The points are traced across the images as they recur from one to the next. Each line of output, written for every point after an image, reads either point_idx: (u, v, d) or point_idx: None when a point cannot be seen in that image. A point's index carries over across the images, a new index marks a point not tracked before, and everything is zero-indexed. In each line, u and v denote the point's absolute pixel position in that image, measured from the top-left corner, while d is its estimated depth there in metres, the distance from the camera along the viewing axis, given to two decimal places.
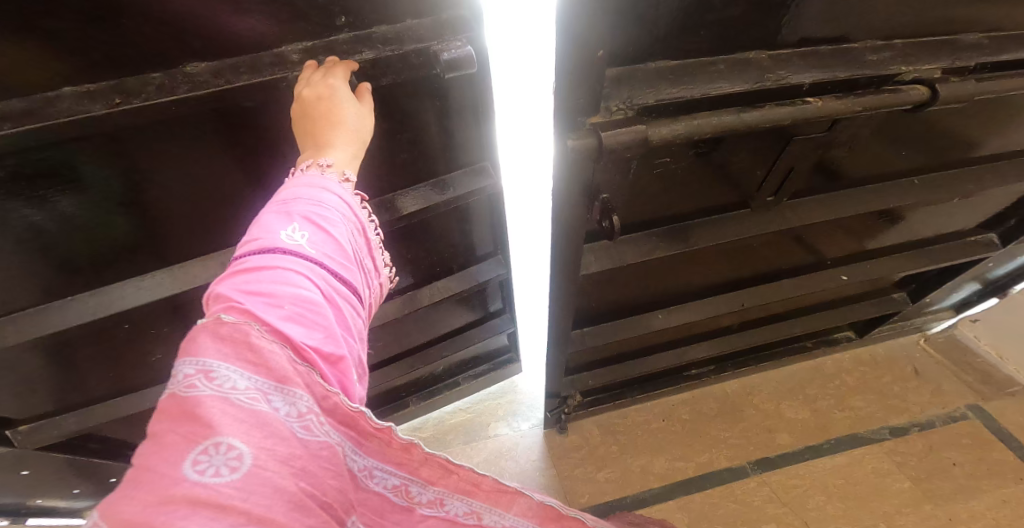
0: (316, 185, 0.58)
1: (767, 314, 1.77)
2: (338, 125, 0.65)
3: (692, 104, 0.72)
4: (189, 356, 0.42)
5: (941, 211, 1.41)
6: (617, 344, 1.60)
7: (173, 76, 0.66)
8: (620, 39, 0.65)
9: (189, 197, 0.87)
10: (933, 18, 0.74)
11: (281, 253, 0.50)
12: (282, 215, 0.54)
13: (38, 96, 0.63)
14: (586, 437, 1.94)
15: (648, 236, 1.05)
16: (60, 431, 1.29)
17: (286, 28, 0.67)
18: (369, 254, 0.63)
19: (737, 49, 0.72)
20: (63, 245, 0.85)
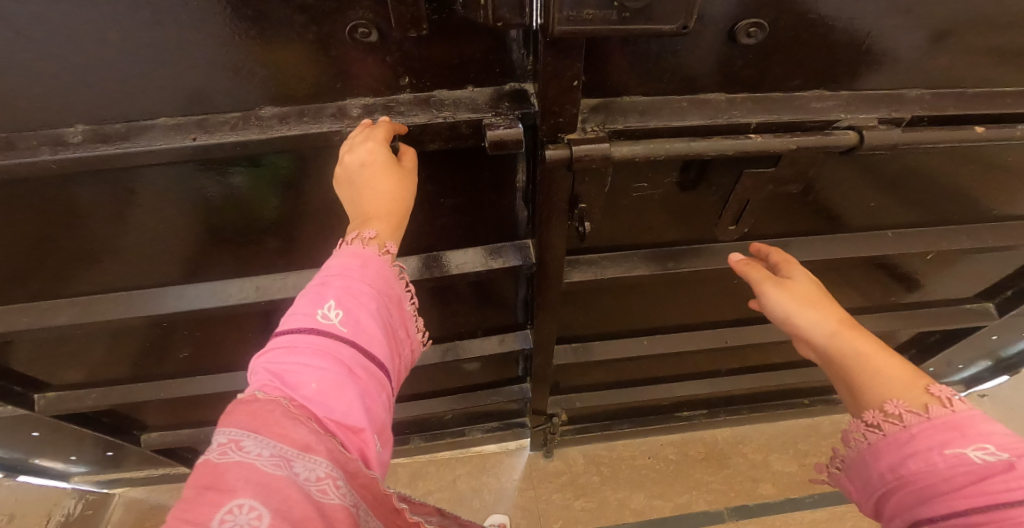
0: (355, 259, 0.64)
1: (768, 362, 1.71)
2: (378, 194, 0.68)
3: (654, 132, 0.79)
4: (224, 428, 0.46)
5: (942, 276, 1.39)
6: (604, 370, 1.59)
7: (248, 117, 0.76)
8: (596, 72, 0.75)
9: (233, 219, 0.94)
10: (882, 77, 0.82)
11: (315, 331, 0.56)
12: (321, 293, 0.59)
13: (136, 123, 0.75)
14: (570, 463, 1.96)
15: (629, 256, 1.06)
16: (79, 404, 1.34)
17: (345, 85, 0.75)
18: (405, 326, 0.67)
19: (698, 90, 0.79)
20: (121, 245, 0.95)
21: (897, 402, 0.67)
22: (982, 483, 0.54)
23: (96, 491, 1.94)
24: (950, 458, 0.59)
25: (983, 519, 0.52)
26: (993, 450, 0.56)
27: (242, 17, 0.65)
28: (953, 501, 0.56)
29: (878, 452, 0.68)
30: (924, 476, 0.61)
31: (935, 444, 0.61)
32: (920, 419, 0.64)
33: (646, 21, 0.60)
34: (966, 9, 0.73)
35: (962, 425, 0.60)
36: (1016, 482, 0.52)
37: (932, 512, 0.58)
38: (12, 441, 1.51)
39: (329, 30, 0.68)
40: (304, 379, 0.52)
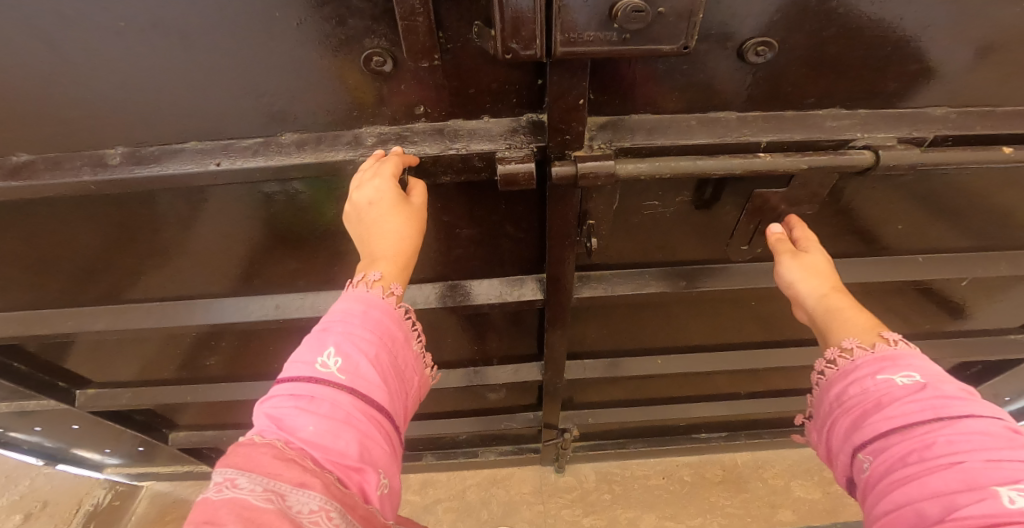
0: (359, 303, 0.63)
1: (792, 387, 1.65)
2: (387, 235, 0.68)
3: (661, 151, 0.78)
4: (223, 466, 0.47)
5: (984, 305, 1.31)
6: (620, 390, 1.55)
7: (269, 143, 0.77)
8: (604, 89, 0.75)
9: (252, 239, 0.95)
10: (902, 95, 0.79)
11: (313, 380, 0.55)
12: (322, 339, 0.59)
13: (168, 146, 0.78)
14: (581, 479, 1.94)
15: (640, 274, 1.04)
16: (114, 402, 1.35)
17: (360, 112, 0.76)
18: (411, 367, 0.65)
19: (710, 109, 0.79)
20: (149, 259, 0.98)
21: (851, 339, 0.71)
22: (901, 405, 0.57)
23: (126, 483, 2.00)
24: (880, 385, 0.62)
25: (897, 437, 0.55)
26: (918, 377, 0.60)
27: (263, 45, 0.67)
28: (875, 422, 0.59)
29: (824, 386, 0.71)
30: (855, 401, 0.64)
31: (870, 372, 0.65)
32: (865, 353, 0.68)
33: (647, 42, 0.61)
34: (994, 26, 0.70)
35: (897, 357, 0.64)
36: (931, 404, 0.56)
37: (857, 436, 0.61)
38: (51, 432, 1.60)
39: (347, 59, 0.69)
40: (302, 422, 0.53)
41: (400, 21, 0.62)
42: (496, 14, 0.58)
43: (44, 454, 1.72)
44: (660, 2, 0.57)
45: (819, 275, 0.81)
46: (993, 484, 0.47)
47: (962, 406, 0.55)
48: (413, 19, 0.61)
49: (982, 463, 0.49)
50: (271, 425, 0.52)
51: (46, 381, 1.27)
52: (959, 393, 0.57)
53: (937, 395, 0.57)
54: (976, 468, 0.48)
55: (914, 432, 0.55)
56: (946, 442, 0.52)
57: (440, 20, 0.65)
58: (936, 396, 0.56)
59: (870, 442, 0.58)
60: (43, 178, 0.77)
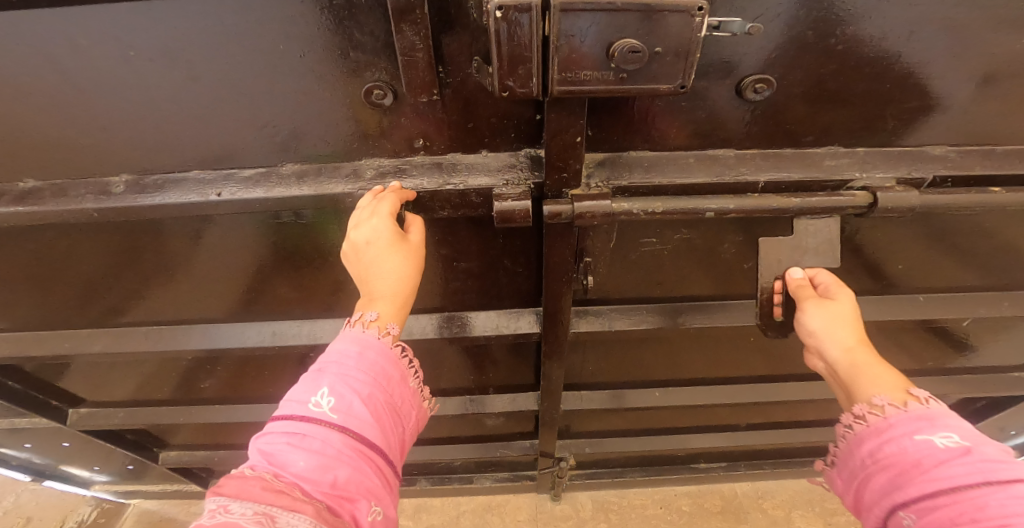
0: (354, 344, 0.62)
1: (793, 419, 1.62)
2: (385, 274, 0.68)
3: (659, 189, 0.79)
4: (215, 495, 0.47)
5: (988, 341, 1.30)
6: (618, 419, 1.53)
7: (270, 173, 0.78)
8: (603, 125, 0.75)
9: (251, 266, 0.95)
10: (899, 133, 0.80)
11: (306, 419, 0.55)
12: (316, 379, 0.58)
13: (171, 175, 0.78)
14: (578, 508, 1.91)
15: (638, 308, 1.03)
16: (107, 422, 1.34)
17: (362, 144, 0.76)
18: (408, 405, 0.64)
19: (708, 146, 0.79)
20: (148, 282, 0.98)
21: (881, 396, 0.65)
22: (946, 468, 0.52)
23: (112, 500, 1.97)
24: (917, 444, 0.57)
25: (947, 503, 0.51)
26: (960, 439, 0.54)
27: (268, 76, 0.68)
28: (918, 485, 0.53)
29: (851, 439, 0.65)
30: (890, 458, 0.59)
31: (906, 432, 0.59)
32: (898, 411, 0.62)
33: (646, 81, 0.61)
34: (988, 66, 0.72)
35: (932, 416, 0.58)
36: (978, 468, 0.51)
37: (896, 497, 0.56)
38: (41, 448, 1.57)
39: (349, 92, 0.70)
40: (292, 458, 0.52)
41: (400, 56, 0.63)
42: (493, 52, 0.58)
43: (31, 469, 1.67)
44: (657, 42, 0.58)
45: (839, 329, 0.75)
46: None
47: (1010, 469, 0.50)
48: (413, 55, 0.62)
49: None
50: (262, 460, 0.52)
51: (41, 400, 1.26)
52: (1003, 452, 0.52)
53: (983, 459, 0.52)
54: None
55: (966, 500, 0.50)
56: (1000, 506, 0.48)
57: (440, 56, 0.66)
58: (983, 459, 0.52)
59: (913, 504, 0.53)
60: (48, 205, 0.77)
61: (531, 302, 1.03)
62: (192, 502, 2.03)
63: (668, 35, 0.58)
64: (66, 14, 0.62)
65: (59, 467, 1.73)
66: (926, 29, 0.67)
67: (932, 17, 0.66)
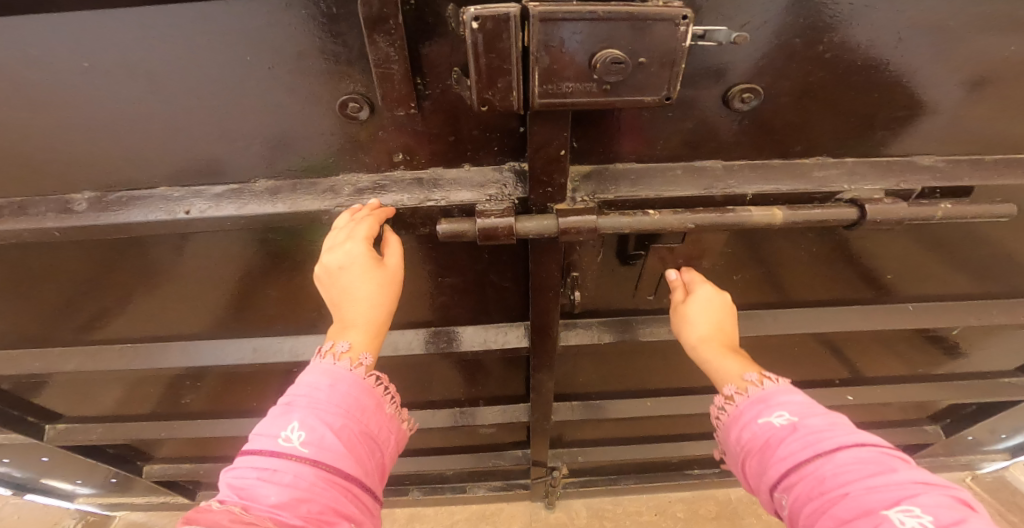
0: (325, 378, 0.60)
1: None
2: (359, 303, 0.66)
3: (647, 203, 0.76)
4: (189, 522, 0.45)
5: (978, 348, 1.29)
6: (610, 428, 1.51)
7: (243, 189, 0.76)
8: (587, 138, 0.73)
9: (227, 281, 0.92)
10: (888, 141, 0.78)
11: (274, 452, 0.53)
12: (285, 412, 0.56)
13: (137, 192, 0.76)
14: (573, 516, 1.89)
15: (627, 320, 1.01)
16: (85, 438, 1.31)
17: (340, 158, 0.74)
18: (385, 433, 0.62)
19: (696, 158, 0.77)
20: (121, 297, 0.95)
21: (733, 386, 0.73)
22: (788, 446, 0.60)
23: (97, 513, 1.95)
24: (764, 428, 0.64)
25: (796, 480, 0.57)
26: (790, 416, 0.63)
27: (236, 88, 0.65)
28: (776, 464, 0.60)
29: (724, 430, 0.72)
30: (753, 445, 0.65)
31: (753, 417, 0.67)
32: (745, 396, 0.70)
33: (630, 93, 0.59)
34: (977, 74, 0.70)
35: (767, 398, 0.67)
36: (809, 441, 0.58)
37: (766, 483, 0.61)
38: (20, 463, 1.54)
39: (324, 104, 0.67)
40: (263, 492, 0.51)
41: (374, 69, 0.61)
42: (471, 63, 0.56)
43: (12, 483, 1.65)
44: (641, 52, 0.56)
45: (706, 320, 0.83)
46: (884, 509, 0.49)
47: (832, 436, 0.57)
48: (389, 66, 0.60)
49: (872, 492, 0.51)
50: (231, 495, 0.51)
51: (16, 416, 1.22)
52: (828, 422, 0.59)
53: (811, 431, 0.59)
54: (864, 497, 0.51)
55: (807, 474, 0.56)
56: (834, 475, 0.54)
57: (418, 67, 0.64)
58: (812, 432, 0.59)
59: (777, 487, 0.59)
60: (7, 223, 0.75)
61: (518, 316, 1.01)
62: (180, 513, 1.99)
63: (653, 43, 0.56)
64: (15, 26, 0.59)
65: (40, 480, 1.70)
66: (914, 36, 0.65)
67: (922, 24, 0.64)
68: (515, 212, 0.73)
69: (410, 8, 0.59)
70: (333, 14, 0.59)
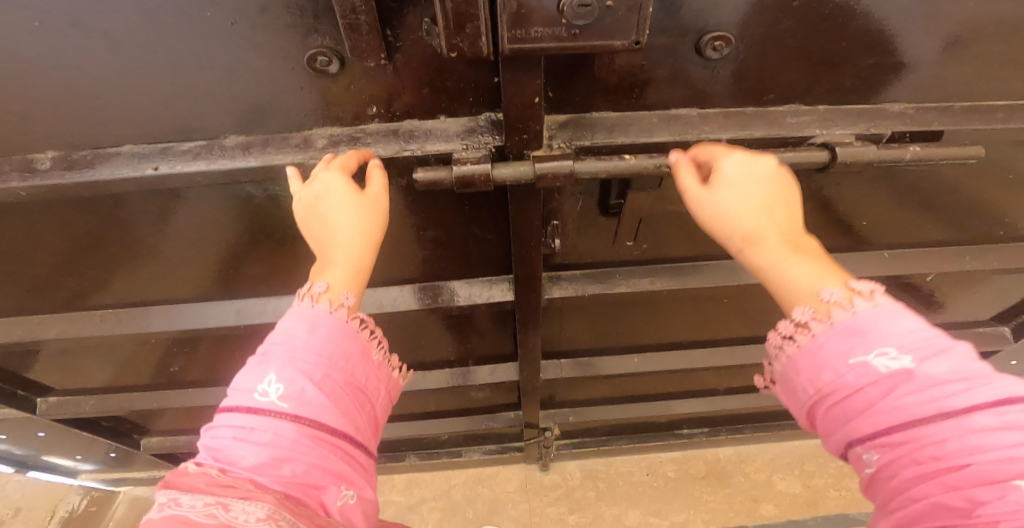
0: (303, 322, 0.58)
1: None
2: (342, 242, 0.64)
3: (623, 149, 0.78)
4: (164, 489, 0.47)
5: (953, 299, 1.32)
6: (599, 388, 1.55)
7: (211, 146, 0.76)
8: (561, 87, 0.74)
9: (207, 244, 0.93)
10: (859, 89, 0.78)
11: (252, 409, 0.52)
12: (262, 365, 0.55)
13: (100, 150, 0.76)
14: (566, 477, 1.94)
15: (609, 272, 1.03)
16: (77, 410, 1.33)
17: (315, 114, 0.75)
18: (374, 380, 0.61)
19: (670, 106, 0.78)
20: (102, 264, 0.96)
21: (832, 290, 0.50)
22: (896, 400, 0.43)
23: (101, 488, 1.99)
24: (856, 373, 0.46)
25: (902, 445, 0.43)
26: (899, 354, 0.44)
27: (201, 45, 0.65)
28: (871, 421, 0.44)
29: (785, 366, 0.53)
30: (832, 391, 0.48)
31: (839, 353, 0.47)
32: (847, 314, 0.48)
33: (599, 37, 0.60)
34: (945, 20, 0.70)
35: (866, 328, 0.47)
36: (931, 395, 0.42)
37: (846, 438, 0.47)
38: (17, 439, 1.56)
39: (293, 59, 0.67)
40: (242, 452, 0.50)
41: (341, 20, 0.60)
42: (438, 10, 0.56)
43: (14, 461, 1.68)
44: None
45: (769, 191, 0.58)
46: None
47: (961, 389, 0.42)
48: (355, 18, 0.59)
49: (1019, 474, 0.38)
50: (211, 456, 0.51)
51: (7, 391, 1.24)
52: (954, 368, 0.43)
53: (932, 379, 0.42)
54: (1001, 472, 0.38)
55: (921, 440, 0.42)
56: (961, 444, 0.40)
57: (388, 19, 0.63)
58: (932, 384, 0.42)
59: (862, 445, 0.45)
60: None
61: (502, 270, 1.03)
62: None
63: None
64: None
65: (39, 457, 1.73)
66: None
67: None
68: (491, 160, 0.75)
69: None
70: None
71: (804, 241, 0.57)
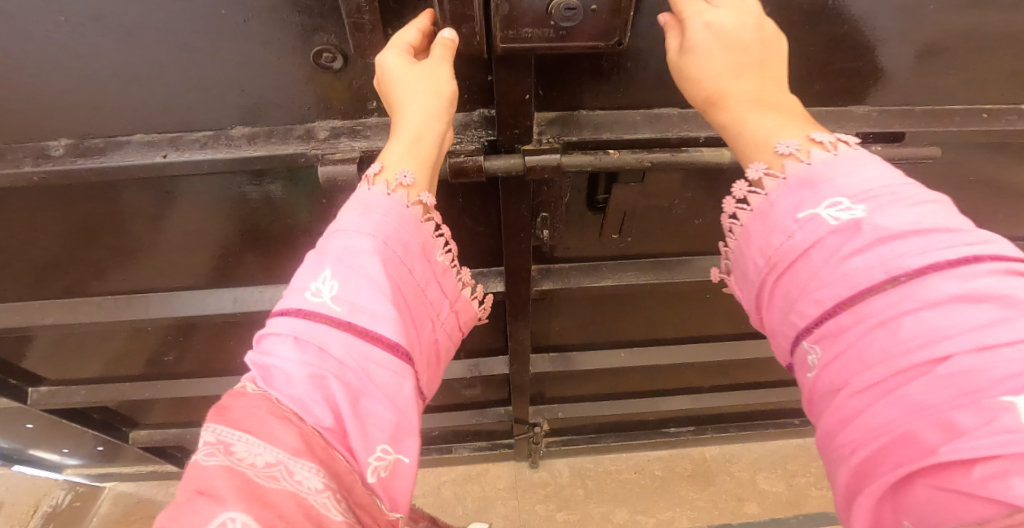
0: (360, 207, 0.56)
1: (755, 381, 1.68)
2: (405, 120, 0.62)
3: (607, 144, 0.81)
4: (215, 418, 0.41)
5: None
6: (588, 384, 1.58)
7: (219, 136, 0.79)
8: (550, 85, 0.77)
9: (207, 234, 0.95)
10: (834, 92, 0.82)
11: (308, 316, 0.48)
12: (320, 263, 0.52)
13: (114, 139, 0.78)
14: (555, 475, 1.96)
15: (597, 267, 1.06)
16: (70, 400, 1.34)
17: (317, 108, 0.77)
18: (432, 290, 0.59)
19: (654, 106, 0.81)
20: (103, 252, 0.97)
21: (789, 142, 0.50)
22: (843, 264, 0.42)
23: (86, 484, 1.99)
24: (806, 230, 0.45)
25: (853, 326, 0.41)
26: (848, 206, 0.43)
27: (210, 38, 0.68)
28: (825, 293, 0.43)
29: (739, 238, 0.52)
30: (782, 257, 0.47)
31: (791, 209, 0.47)
32: (802, 167, 0.48)
33: (583, 39, 0.63)
34: (913, 29, 0.74)
35: (817, 180, 0.46)
36: (881, 259, 0.40)
37: (796, 320, 0.46)
38: (7, 431, 1.57)
39: (299, 54, 0.70)
40: (298, 374, 0.45)
41: (347, 19, 0.63)
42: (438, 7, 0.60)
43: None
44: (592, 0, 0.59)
45: (742, 49, 0.57)
46: (1003, 394, 0.34)
47: (911, 252, 0.40)
48: (360, 17, 0.62)
49: (980, 362, 0.35)
50: (262, 374, 0.46)
51: None
52: (909, 219, 0.41)
53: (880, 236, 0.41)
54: (970, 374, 0.35)
55: (871, 318, 0.40)
56: (914, 323, 0.38)
57: (390, 18, 0.67)
58: (881, 241, 0.41)
59: (812, 328, 0.44)
60: None
61: (493, 262, 1.06)
62: (169, 482, 2.03)
63: None
64: None
65: (26, 450, 1.73)
66: None
67: None
68: (483, 153, 0.78)
69: None
70: None
71: (775, 97, 0.55)
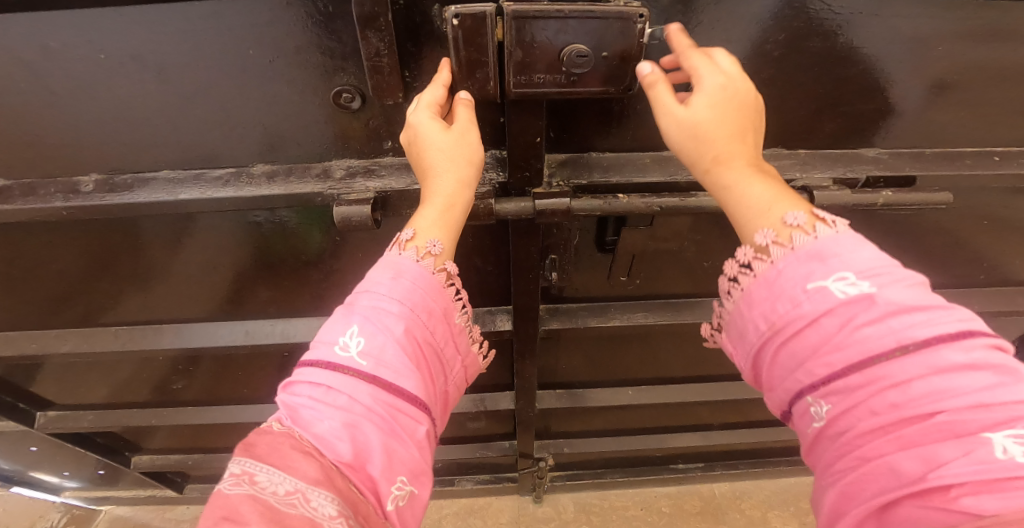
0: (389, 270, 0.57)
1: (766, 419, 1.65)
2: (439, 186, 0.63)
3: (617, 188, 0.82)
4: (243, 451, 0.43)
5: None
6: (594, 419, 1.55)
7: (241, 173, 0.80)
8: (561, 128, 0.78)
9: (221, 266, 0.96)
10: (839, 135, 0.83)
11: (333, 368, 0.49)
12: (347, 317, 0.53)
13: (141, 175, 0.80)
14: (560, 510, 1.92)
15: (605, 307, 1.07)
16: (76, 425, 1.34)
17: (334, 147, 0.79)
18: (452, 349, 0.60)
19: (662, 148, 0.82)
20: (120, 282, 0.99)
21: (766, 233, 0.52)
22: (857, 332, 0.44)
23: (83, 507, 1.97)
24: (815, 300, 0.47)
25: (864, 386, 0.44)
26: (855, 281, 0.46)
27: (237, 80, 0.70)
28: (841, 358, 0.45)
29: (739, 300, 0.54)
30: (789, 323, 0.48)
31: (800, 278, 0.48)
32: (785, 253, 0.50)
33: (595, 84, 0.64)
34: (916, 74, 0.75)
35: (825, 255, 0.48)
36: (889, 327, 0.44)
37: (803, 377, 0.48)
38: (10, 453, 1.56)
39: (320, 95, 0.72)
40: (319, 416, 0.47)
41: (366, 61, 0.64)
42: (452, 54, 0.61)
43: None
44: (604, 47, 0.60)
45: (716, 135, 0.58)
46: (982, 431, 0.39)
47: (913, 318, 0.44)
48: (378, 60, 0.64)
49: (977, 415, 0.40)
50: (289, 415, 0.48)
51: (7, 403, 1.25)
52: (912, 296, 0.45)
53: (886, 310, 0.44)
54: (962, 421, 0.40)
55: (884, 381, 0.43)
56: (921, 384, 0.42)
57: (406, 61, 0.69)
58: (892, 314, 0.44)
59: (819, 385, 0.47)
60: (16, 203, 0.79)
61: (502, 301, 1.06)
62: (167, 508, 2.01)
63: (614, 41, 0.60)
64: (32, 20, 0.64)
65: (25, 472, 1.72)
66: (856, 38, 0.71)
67: (863, 27, 0.70)
68: (494, 195, 0.79)
69: (399, 11, 0.64)
70: (329, 13, 0.64)
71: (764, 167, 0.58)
